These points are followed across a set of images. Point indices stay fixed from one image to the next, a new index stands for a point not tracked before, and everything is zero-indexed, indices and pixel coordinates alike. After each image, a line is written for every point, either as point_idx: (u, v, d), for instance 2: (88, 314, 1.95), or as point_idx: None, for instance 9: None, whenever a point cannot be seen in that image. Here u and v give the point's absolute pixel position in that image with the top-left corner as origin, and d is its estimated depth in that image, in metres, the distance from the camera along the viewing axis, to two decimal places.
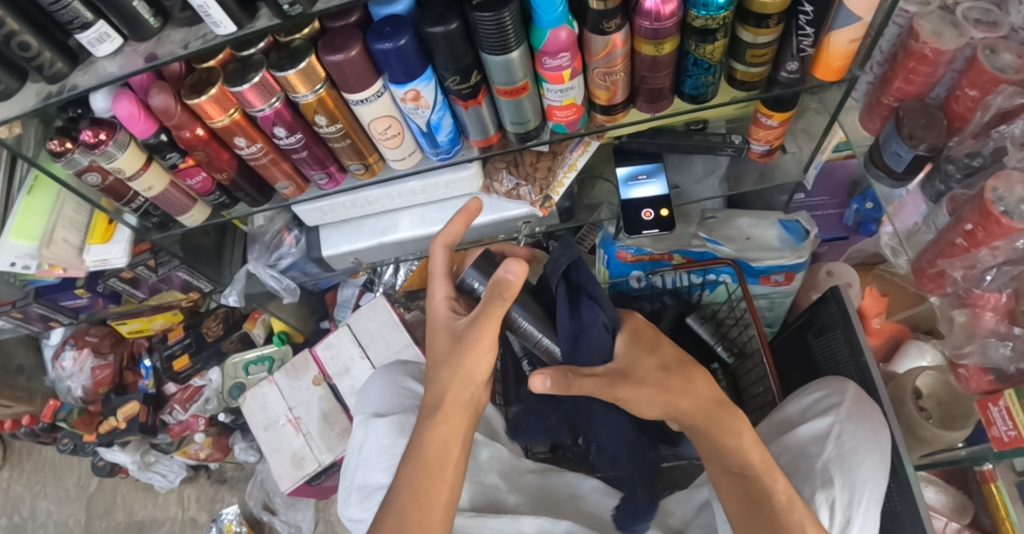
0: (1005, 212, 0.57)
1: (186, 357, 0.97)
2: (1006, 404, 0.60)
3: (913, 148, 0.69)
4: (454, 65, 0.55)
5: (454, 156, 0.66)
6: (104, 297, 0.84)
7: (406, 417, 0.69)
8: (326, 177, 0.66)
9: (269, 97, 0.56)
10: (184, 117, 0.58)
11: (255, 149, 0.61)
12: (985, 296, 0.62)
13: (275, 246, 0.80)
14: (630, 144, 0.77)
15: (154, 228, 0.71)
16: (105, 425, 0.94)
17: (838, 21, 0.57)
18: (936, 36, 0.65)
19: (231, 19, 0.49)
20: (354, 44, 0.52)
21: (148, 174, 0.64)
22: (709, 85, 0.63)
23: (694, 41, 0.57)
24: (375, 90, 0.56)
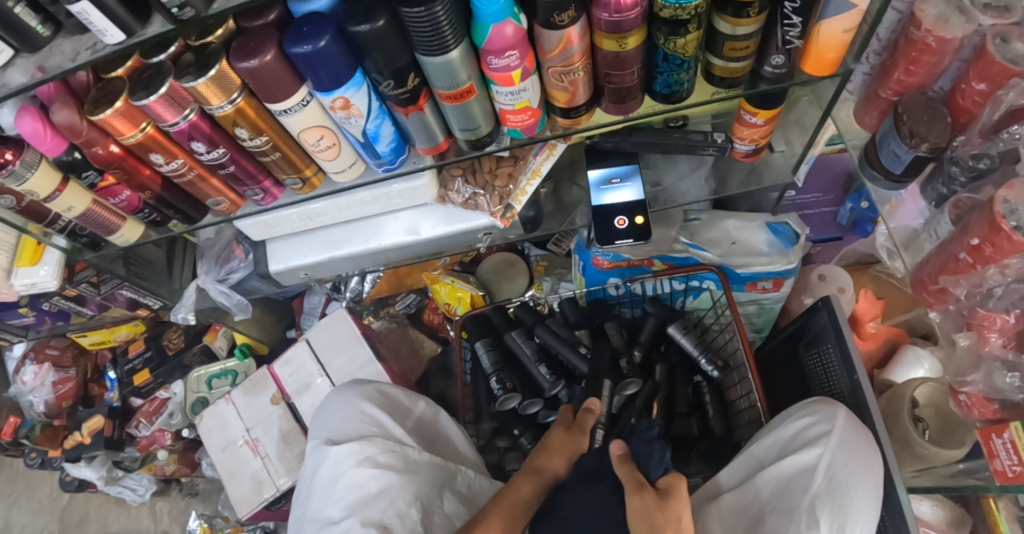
0: (1018, 226, 0.50)
1: (147, 372, 0.93)
2: (1012, 436, 0.55)
3: (914, 148, 0.63)
4: (387, 68, 0.48)
5: (400, 167, 0.60)
6: (51, 315, 0.79)
7: (360, 445, 0.65)
8: (261, 194, 0.61)
9: (180, 109, 0.50)
10: (93, 133, 0.52)
11: (176, 165, 0.55)
12: (991, 317, 0.56)
13: (226, 260, 0.75)
14: (603, 144, 0.70)
15: (85, 247, 0.66)
16: (71, 441, 0.93)
17: (830, 8, 0.50)
18: (942, 22, 0.59)
19: (120, 27, 0.42)
20: (268, 47, 0.46)
21: (66, 194, 0.58)
22: (682, 83, 0.56)
23: (663, 34, 0.50)
24: (300, 98, 0.50)
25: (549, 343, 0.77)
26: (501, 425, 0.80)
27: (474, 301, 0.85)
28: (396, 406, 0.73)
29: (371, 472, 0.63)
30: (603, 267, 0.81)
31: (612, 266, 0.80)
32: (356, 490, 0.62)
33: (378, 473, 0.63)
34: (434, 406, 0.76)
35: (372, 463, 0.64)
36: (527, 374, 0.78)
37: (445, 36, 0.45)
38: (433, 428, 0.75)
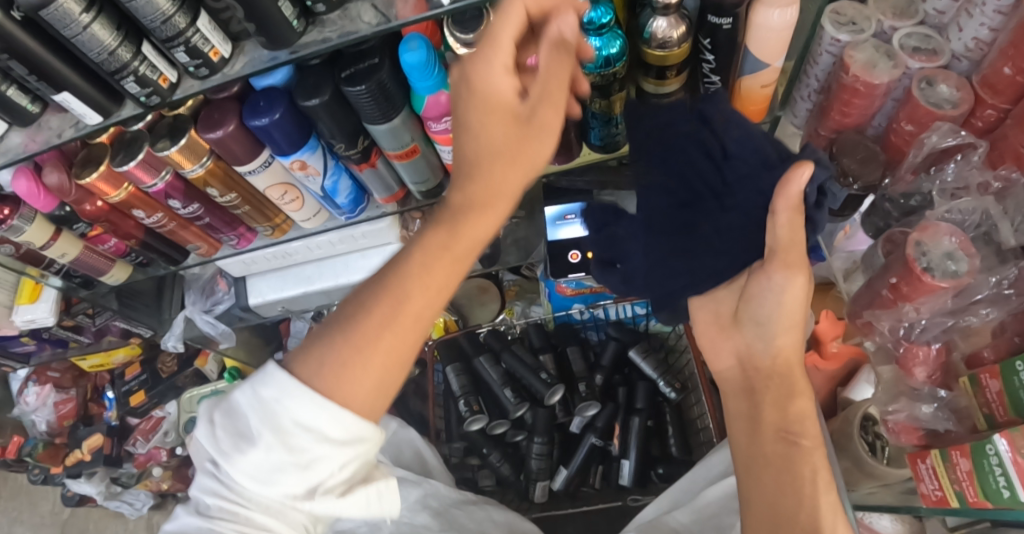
0: (928, 268, 0.54)
1: (143, 393, 0.99)
2: (933, 463, 0.57)
3: (847, 187, 0.66)
4: (337, 133, 0.53)
5: (360, 215, 0.65)
6: (50, 343, 0.85)
7: None
8: (236, 239, 0.66)
9: (157, 172, 0.55)
10: (81, 193, 0.58)
11: (157, 218, 0.61)
12: (915, 350, 0.60)
13: (211, 292, 0.81)
14: (559, 182, 0.74)
15: (79, 286, 0.72)
16: (71, 458, 0.98)
17: (747, 66, 0.54)
18: (869, 68, 0.62)
19: (96, 110, 0.48)
20: (230, 119, 0.51)
21: (60, 242, 0.64)
22: (615, 135, 0.60)
23: (590, 96, 0.54)
24: (262, 161, 0.55)
25: (514, 369, 0.81)
26: (470, 445, 0.84)
27: (447, 326, 0.91)
28: None
29: None
30: (567, 293, 0.84)
31: (575, 293, 0.83)
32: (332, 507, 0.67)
33: None
34: (406, 426, 0.81)
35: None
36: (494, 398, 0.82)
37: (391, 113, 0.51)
38: (404, 448, 0.79)
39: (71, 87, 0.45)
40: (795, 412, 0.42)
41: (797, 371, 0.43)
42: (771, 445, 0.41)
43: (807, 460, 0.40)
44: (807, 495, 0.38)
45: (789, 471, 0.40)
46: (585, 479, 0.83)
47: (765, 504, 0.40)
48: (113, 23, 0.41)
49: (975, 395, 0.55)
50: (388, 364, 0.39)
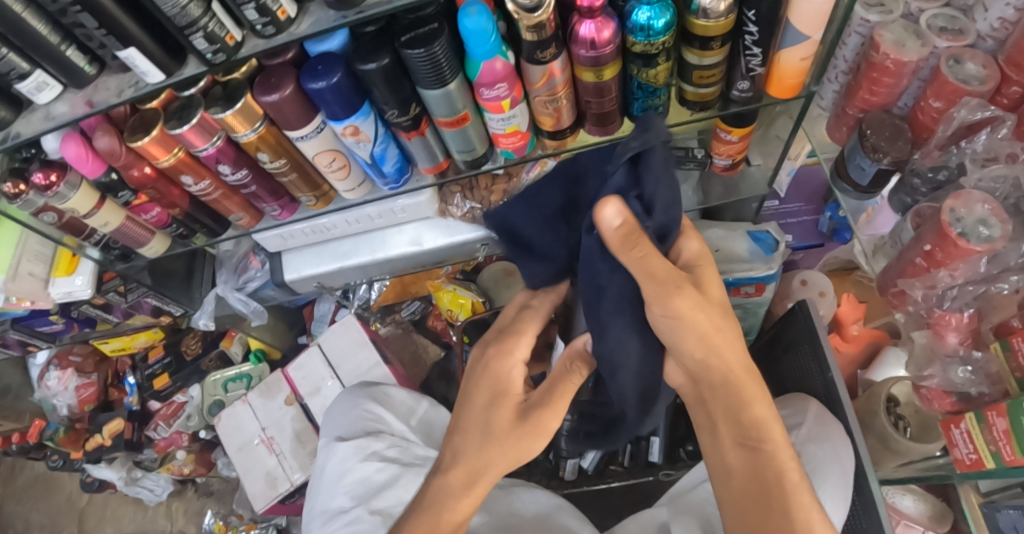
0: (963, 233, 0.56)
1: (166, 376, 0.98)
2: (967, 426, 0.59)
3: (877, 162, 0.68)
4: (392, 99, 0.54)
5: (405, 185, 0.66)
6: (79, 322, 0.85)
7: (365, 441, 0.69)
8: (279, 209, 0.67)
9: (210, 136, 0.56)
10: (131, 157, 0.58)
11: (204, 185, 0.62)
12: (947, 317, 0.61)
13: (243, 270, 0.81)
14: None
15: (117, 259, 0.72)
16: (92, 442, 0.97)
17: (787, 39, 0.56)
18: (898, 47, 0.64)
19: (160, 68, 0.49)
20: (287, 83, 0.52)
21: (103, 211, 0.64)
22: (657, 107, 0.61)
23: (636, 66, 0.56)
24: (315, 126, 0.56)
25: None
26: None
27: (474, 307, 0.91)
28: (399, 406, 0.77)
29: (376, 465, 0.68)
30: None
31: None
32: (363, 481, 0.67)
33: (384, 465, 0.68)
34: (436, 405, 0.80)
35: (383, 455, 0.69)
36: None
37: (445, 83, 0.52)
38: (435, 429, 0.78)
39: (136, 43, 0.46)
40: (751, 422, 0.47)
41: (747, 381, 0.47)
42: (732, 458, 0.48)
43: (771, 462, 0.47)
44: (777, 502, 0.46)
45: (759, 482, 0.47)
46: (614, 458, 0.83)
47: (738, 501, 0.48)
48: None
49: (1007, 360, 0.56)
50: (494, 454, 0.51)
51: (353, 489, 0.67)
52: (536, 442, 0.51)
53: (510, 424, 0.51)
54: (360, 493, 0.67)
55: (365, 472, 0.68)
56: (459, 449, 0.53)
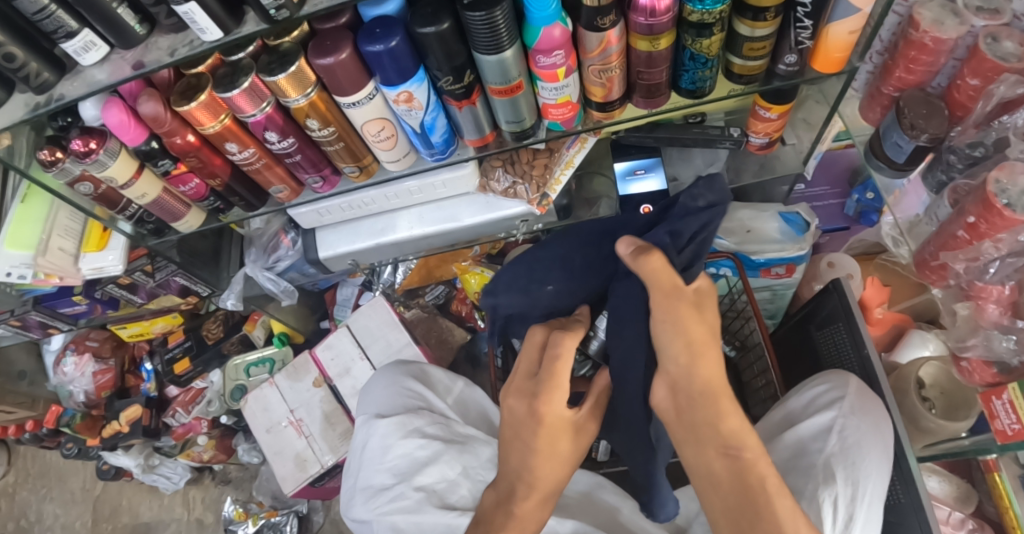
0: (1009, 204, 0.56)
1: (187, 360, 0.97)
2: (1010, 397, 0.60)
3: (914, 139, 0.69)
4: (446, 65, 0.54)
5: (450, 156, 0.66)
6: (102, 303, 0.83)
7: (407, 418, 0.68)
8: (320, 181, 0.66)
9: (259, 102, 0.55)
10: (175, 124, 0.57)
11: (248, 154, 0.61)
12: (988, 289, 0.62)
13: (273, 249, 0.80)
14: (629, 138, 0.77)
15: (148, 234, 0.71)
16: (108, 430, 0.93)
17: (837, 12, 0.56)
18: (938, 24, 0.64)
19: (218, 25, 0.48)
20: (344, 46, 0.51)
21: (141, 182, 0.63)
22: (706, 79, 0.62)
23: (690, 36, 0.56)
24: (367, 92, 0.56)
25: None
26: None
27: None
28: (437, 385, 0.77)
29: (419, 442, 0.67)
30: None
31: None
32: (406, 458, 0.67)
33: (425, 443, 0.67)
34: (471, 385, 0.80)
35: (424, 430, 0.68)
36: None
37: (504, 52, 0.52)
38: (470, 408, 0.78)
39: None
40: (729, 432, 0.43)
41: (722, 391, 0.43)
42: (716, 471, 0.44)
43: (752, 471, 0.43)
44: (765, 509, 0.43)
45: (745, 487, 0.43)
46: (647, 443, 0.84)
47: (724, 511, 0.44)
48: None
49: None
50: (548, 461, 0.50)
51: (394, 465, 0.67)
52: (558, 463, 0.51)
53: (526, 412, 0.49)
54: (401, 470, 0.66)
55: (407, 448, 0.67)
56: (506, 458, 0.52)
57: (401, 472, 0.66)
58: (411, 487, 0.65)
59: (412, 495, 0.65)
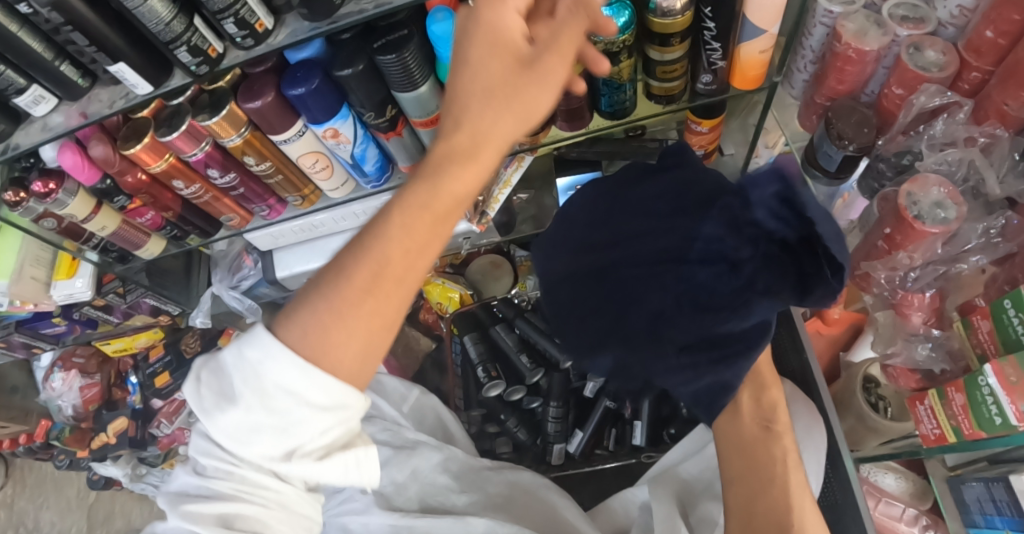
0: (919, 216, 0.58)
1: (167, 374, 1.02)
2: (931, 403, 0.63)
3: (842, 149, 0.69)
4: (368, 102, 0.57)
5: (387, 183, 0.70)
6: (81, 324, 0.88)
7: (360, 426, 0.77)
8: (267, 209, 0.70)
9: (198, 141, 0.59)
10: (124, 164, 0.61)
11: (195, 189, 0.65)
12: (911, 297, 0.65)
13: (237, 269, 0.84)
14: (570, 153, 0.79)
15: (115, 261, 0.75)
16: (97, 441, 1.03)
17: (745, 33, 0.58)
18: (860, 36, 0.66)
19: (147, 79, 0.52)
20: (269, 90, 0.55)
21: (100, 216, 0.68)
22: (624, 102, 0.64)
23: (601, 63, 0.58)
24: (297, 130, 0.59)
25: (528, 334, 0.85)
26: (489, 412, 0.88)
27: (462, 300, 0.94)
28: (392, 394, 0.83)
29: None
30: None
31: None
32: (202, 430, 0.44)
33: None
34: (427, 392, 0.85)
35: (195, 470, 0.44)
36: (512, 365, 0.86)
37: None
38: (427, 413, 0.84)
39: (125, 59, 0.49)
40: (766, 403, 0.56)
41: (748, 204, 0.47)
42: (750, 429, 0.55)
43: (778, 444, 0.54)
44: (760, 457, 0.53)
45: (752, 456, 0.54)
46: (598, 442, 0.87)
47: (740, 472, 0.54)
48: None
49: (943, 408, 0.60)
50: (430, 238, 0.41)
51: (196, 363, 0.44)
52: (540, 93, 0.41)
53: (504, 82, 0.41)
54: (233, 447, 0.41)
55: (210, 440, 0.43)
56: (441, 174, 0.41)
57: (219, 429, 0.41)
58: (302, 483, 0.45)
59: (311, 440, 0.41)
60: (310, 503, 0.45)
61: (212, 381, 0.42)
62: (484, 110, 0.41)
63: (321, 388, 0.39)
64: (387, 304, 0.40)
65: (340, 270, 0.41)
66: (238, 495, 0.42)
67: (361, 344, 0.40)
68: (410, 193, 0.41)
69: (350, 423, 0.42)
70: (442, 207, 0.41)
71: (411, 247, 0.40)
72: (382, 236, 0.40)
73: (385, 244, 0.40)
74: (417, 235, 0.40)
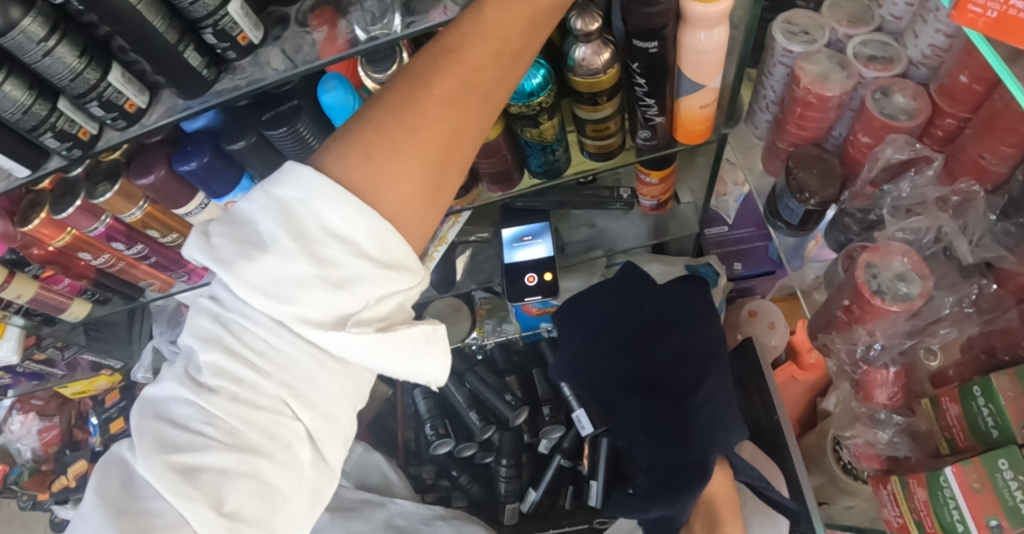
0: (878, 291, 0.52)
1: (123, 419, 1.00)
2: (893, 489, 0.57)
3: (803, 203, 0.63)
4: (269, 173, 0.54)
5: None
6: (25, 376, 0.86)
7: None
8: (186, 275, 0.68)
9: (96, 217, 0.56)
10: (27, 238, 0.58)
11: (105, 259, 0.62)
12: (874, 373, 0.58)
13: (177, 323, 0.81)
14: (517, 202, 0.74)
15: (41, 323, 0.72)
16: (57, 484, 1.01)
17: (683, 88, 0.53)
18: (821, 80, 0.59)
19: (24, 163, 0.48)
20: (159, 165, 0.51)
21: (14, 284, 0.63)
22: (555, 161, 0.58)
23: (520, 125, 0.53)
24: (199, 202, 0.56)
25: (479, 391, 0.81)
26: (441, 466, 0.84)
27: None
28: None
29: None
30: (534, 313, 0.83)
31: (541, 312, 0.81)
32: (212, 305, 0.37)
33: None
34: (370, 449, 0.83)
35: (186, 369, 0.36)
36: (462, 421, 0.83)
37: (380, 42, 0.46)
38: (371, 470, 0.82)
39: None
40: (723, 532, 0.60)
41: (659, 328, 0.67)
42: None
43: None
44: None
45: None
46: (555, 500, 0.83)
47: None
48: (25, 82, 0.42)
49: (906, 499, 0.55)
50: (420, 201, 0.38)
51: (200, 323, 0.36)
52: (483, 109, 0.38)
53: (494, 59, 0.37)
54: (268, 309, 0.34)
55: (215, 319, 0.36)
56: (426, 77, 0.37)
57: (247, 281, 0.33)
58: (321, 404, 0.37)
59: (364, 307, 0.36)
60: (331, 445, 0.38)
61: (228, 228, 0.35)
62: (401, 114, 0.36)
63: (371, 233, 0.35)
64: (416, 160, 0.36)
65: (363, 129, 0.36)
66: (240, 397, 0.35)
67: (430, 172, 0.37)
68: (406, 102, 0.36)
69: (410, 293, 0.38)
70: (441, 160, 0.37)
71: (470, 74, 0.37)
72: (398, 113, 0.36)
73: (414, 105, 0.36)
74: (420, 116, 0.36)
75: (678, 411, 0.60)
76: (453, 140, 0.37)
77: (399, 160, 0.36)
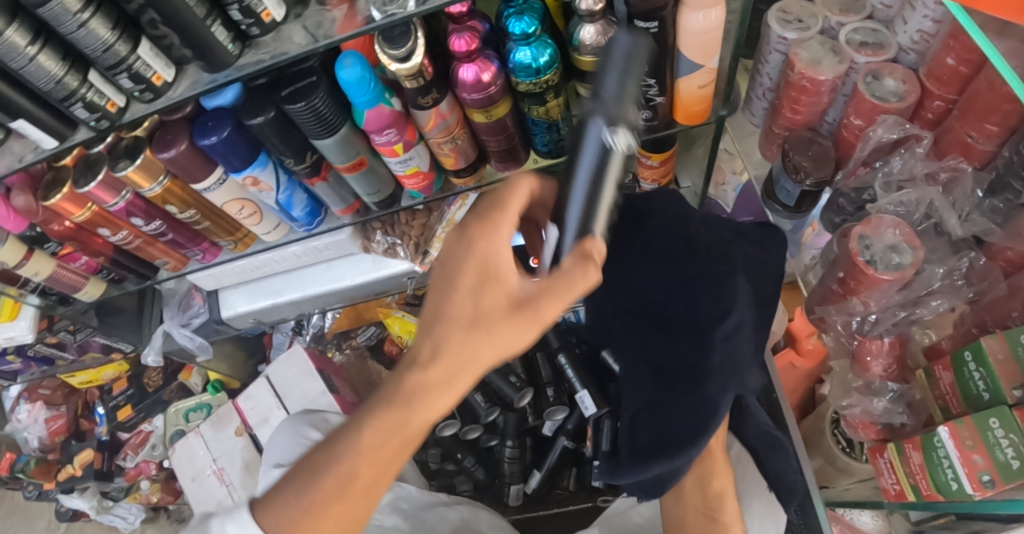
0: (870, 261, 0.55)
1: (129, 407, 1.02)
2: (890, 457, 0.58)
3: (800, 183, 0.65)
4: (286, 148, 0.55)
5: (318, 227, 0.67)
6: (36, 361, 0.87)
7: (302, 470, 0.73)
8: (200, 253, 0.68)
9: (117, 192, 0.58)
10: (48, 214, 0.60)
11: (122, 235, 0.64)
12: (869, 343, 0.60)
13: (188, 307, 0.83)
14: None
15: (56, 303, 0.74)
16: (63, 473, 1.00)
17: (681, 68, 0.55)
18: (814, 65, 0.62)
19: (52, 134, 0.51)
20: (181, 138, 0.53)
21: (33, 261, 0.66)
22: (560, 141, 0.61)
23: (527, 104, 0.55)
24: (216, 178, 0.57)
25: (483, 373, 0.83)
26: (446, 450, 0.85)
27: None
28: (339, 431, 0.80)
29: None
30: None
31: None
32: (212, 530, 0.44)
33: None
34: None
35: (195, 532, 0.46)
36: (467, 404, 0.84)
37: (396, 19, 0.47)
38: None
39: (26, 114, 0.48)
40: (713, 491, 0.56)
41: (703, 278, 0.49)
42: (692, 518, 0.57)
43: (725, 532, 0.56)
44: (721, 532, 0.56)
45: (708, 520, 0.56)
46: (558, 482, 0.84)
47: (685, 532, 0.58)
48: (59, 53, 0.44)
49: (902, 464, 0.56)
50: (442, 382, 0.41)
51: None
52: (526, 331, 0.39)
53: (506, 311, 0.39)
54: None
55: None
56: (442, 340, 0.40)
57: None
58: None
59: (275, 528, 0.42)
60: None
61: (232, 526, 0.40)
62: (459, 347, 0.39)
63: None
64: (357, 499, 0.42)
65: (313, 468, 0.42)
66: None
67: (370, 464, 0.41)
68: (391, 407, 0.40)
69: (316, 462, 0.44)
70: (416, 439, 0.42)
71: (479, 335, 0.39)
72: (365, 419, 0.41)
73: (350, 453, 0.41)
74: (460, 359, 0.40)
75: (699, 347, 0.47)
76: (450, 378, 0.40)
77: (336, 508, 0.41)
